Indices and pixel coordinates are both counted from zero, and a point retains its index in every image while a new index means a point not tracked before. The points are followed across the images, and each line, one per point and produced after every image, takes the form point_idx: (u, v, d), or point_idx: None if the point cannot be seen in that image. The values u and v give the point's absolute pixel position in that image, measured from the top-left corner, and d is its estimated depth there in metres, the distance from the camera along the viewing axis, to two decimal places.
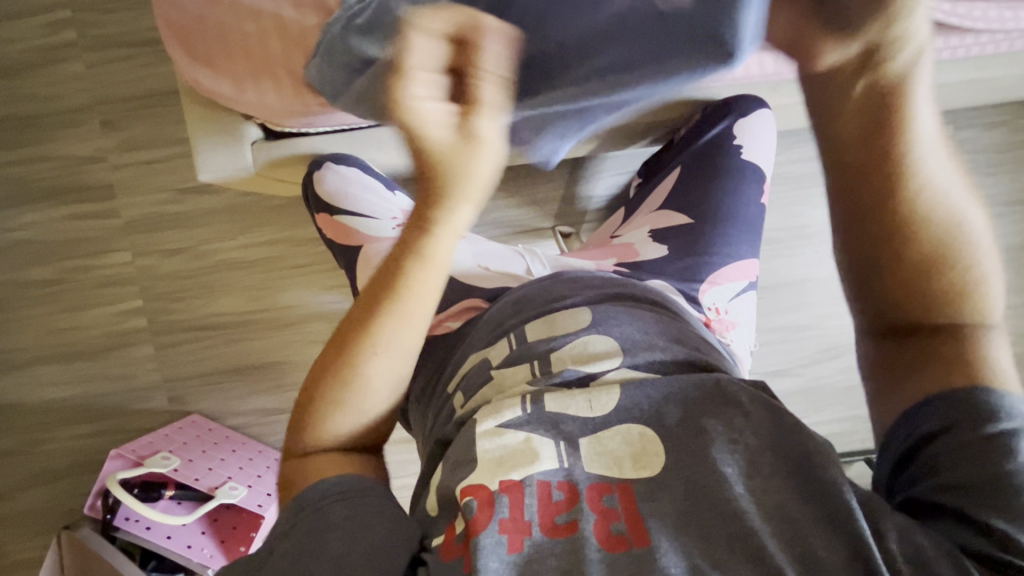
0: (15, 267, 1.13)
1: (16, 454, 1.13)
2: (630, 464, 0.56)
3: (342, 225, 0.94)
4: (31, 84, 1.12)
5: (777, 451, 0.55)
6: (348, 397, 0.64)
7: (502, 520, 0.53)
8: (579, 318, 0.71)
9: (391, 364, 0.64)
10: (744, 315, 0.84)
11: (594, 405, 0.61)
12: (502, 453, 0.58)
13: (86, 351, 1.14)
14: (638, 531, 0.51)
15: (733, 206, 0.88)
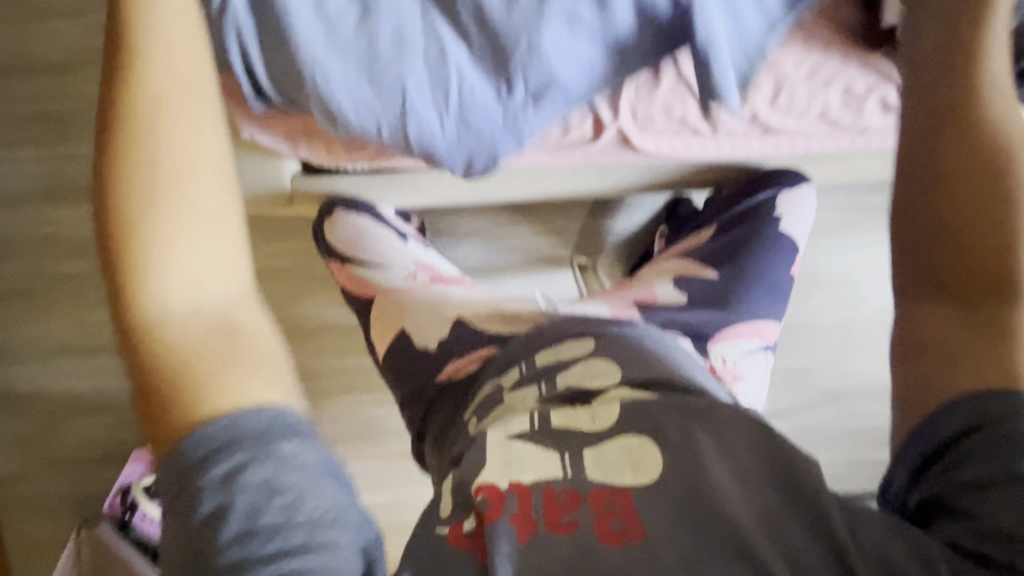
0: (45, 260, 1.17)
1: (39, 438, 1.20)
2: (630, 470, 0.50)
3: (356, 274, 0.83)
4: (69, 84, 1.14)
5: (765, 467, 0.50)
6: (155, 266, 0.46)
7: (513, 513, 0.48)
8: (587, 341, 0.62)
9: (198, 199, 0.48)
10: (757, 373, 0.69)
11: (597, 418, 0.54)
12: (511, 455, 0.52)
13: (109, 345, 1.19)
14: (633, 525, 0.48)
15: (765, 267, 0.73)
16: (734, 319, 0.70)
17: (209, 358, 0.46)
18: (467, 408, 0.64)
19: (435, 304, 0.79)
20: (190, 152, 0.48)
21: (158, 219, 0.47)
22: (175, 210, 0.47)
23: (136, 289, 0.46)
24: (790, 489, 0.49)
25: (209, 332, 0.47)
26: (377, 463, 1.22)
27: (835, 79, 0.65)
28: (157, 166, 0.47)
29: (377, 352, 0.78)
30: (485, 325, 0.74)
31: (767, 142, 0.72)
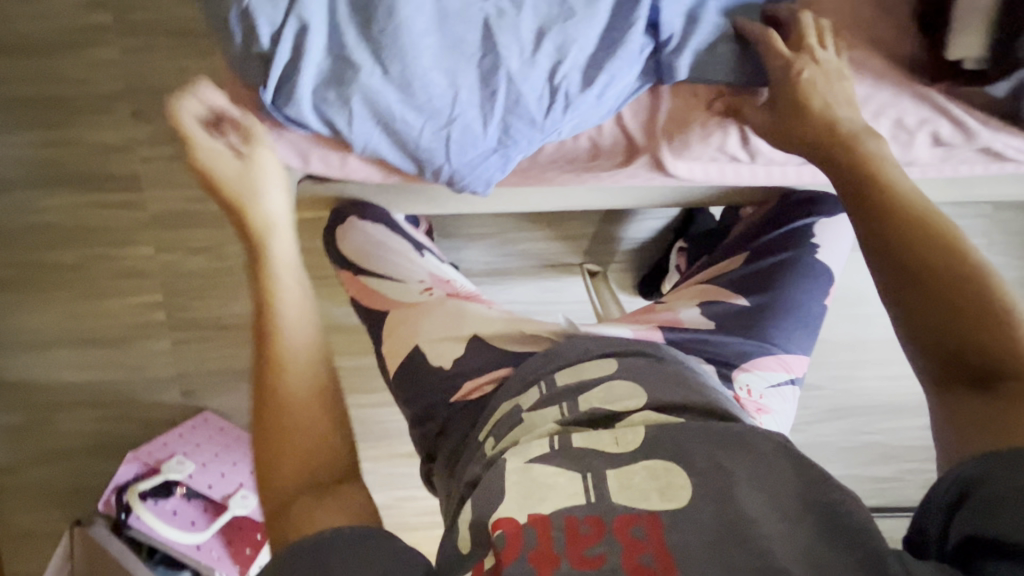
0: (37, 249, 1.13)
1: (31, 430, 1.18)
2: (657, 494, 0.48)
3: (368, 286, 0.76)
4: (61, 65, 1.08)
5: (801, 499, 0.47)
6: (277, 422, 0.51)
7: (532, 550, 0.46)
8: (609, 361, 0.61)
9: (302, 362, 0.54)
10: (785, 407, 0.65)
11: (620, 441, 0.53)
12: (530, 483, 0.51)
13: (104, 338, 1.16)
14: (665, 560, 0.44)
15: (798, 296, 0.69)
16: (766, 349, 0.66)
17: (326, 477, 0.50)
18: (483, 428, 0.62)
19: (449, 319, 0.72)
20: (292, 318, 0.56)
21: (278, 381, 0.53)
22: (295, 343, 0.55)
23: (265, 442, 0.51)
24: (828, 524, 0.45)
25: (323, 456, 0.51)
26: (378, 464, 1.21)
27: (886, 111, 0.62)
28: (275, 338, 0.54)
29: (386, 369, 0.72)
30: (502, 342, 0.69)
31: (805, 171, 0.69)
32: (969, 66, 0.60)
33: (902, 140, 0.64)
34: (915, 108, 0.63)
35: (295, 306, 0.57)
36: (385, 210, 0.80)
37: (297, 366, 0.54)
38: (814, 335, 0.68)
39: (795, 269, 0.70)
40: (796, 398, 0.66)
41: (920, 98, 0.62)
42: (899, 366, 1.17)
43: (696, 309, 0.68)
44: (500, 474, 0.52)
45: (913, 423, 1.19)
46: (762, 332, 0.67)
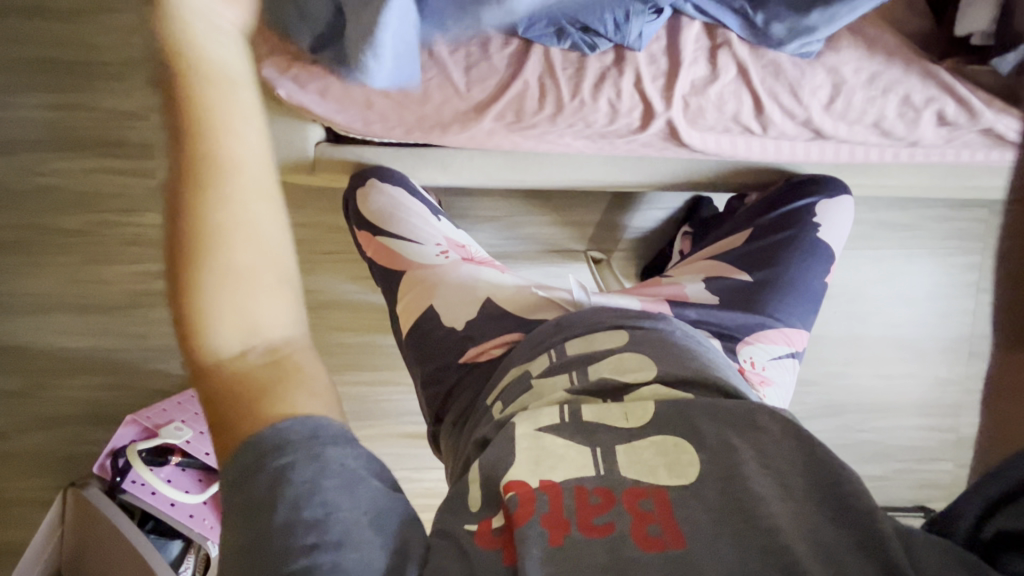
0: (44, 213, 1.13)
1: (26, 395, 1.17)
2: (664, 470, 0.49)
3: (384, 246, 0.77)
4: (82, 31, 1.09)
5: (805, 479, 0.48)
6: (216, 291, 0.37)
7: (543, 514, 0.46)
8: (619, 334, 0.62)
9: (263, 214, 0.38)
10: (786, 381, 0.66)
11: (630, 416, 0.54)
12: (540, 452, 0.51)
13: (106, 305, 1.16)
14: (672, 531, 0.45)
15: (800, 274, 0.71)
16: (769, 323, 0.67)
17: (273, 365, 0.40)
18: (491, 392, 0.62)
19: (463, 284, 0.73)
20: (241, 150, 0.37)
21: (221, 247, 0.37)
22: (239, 193, 0.37)
23: (196, 310, 0.37)
24: (833, 506, 0.46)
25: (270, 339, 0.40)
26: (375, 443, 1.22)
27: (893, 88, 0.61)
28: (216, 176, 0.36)
29: (400, 327, 0.74)
30: (518, 307, 0.70)
31: (815, 149, 0.68)
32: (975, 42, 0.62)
33: (908, 119, 0.62)
34: (922, 85, 0.61)
35: (251, 126, 0.37)
36: (403, 175, 0.80)
37: (261, 219, 0.38)
38: (815, 309, 0.70)
39: (798, 247, 0.72)
40: (797, 369, 0.67)
41: (926, 76, 0.61)
42: (894, 366, 1.19)
43: (701, 285, 0.70)
44: (510, 439, 0.53)
45: (905, 422, 1.21)
46: (765, 307, 0.68)
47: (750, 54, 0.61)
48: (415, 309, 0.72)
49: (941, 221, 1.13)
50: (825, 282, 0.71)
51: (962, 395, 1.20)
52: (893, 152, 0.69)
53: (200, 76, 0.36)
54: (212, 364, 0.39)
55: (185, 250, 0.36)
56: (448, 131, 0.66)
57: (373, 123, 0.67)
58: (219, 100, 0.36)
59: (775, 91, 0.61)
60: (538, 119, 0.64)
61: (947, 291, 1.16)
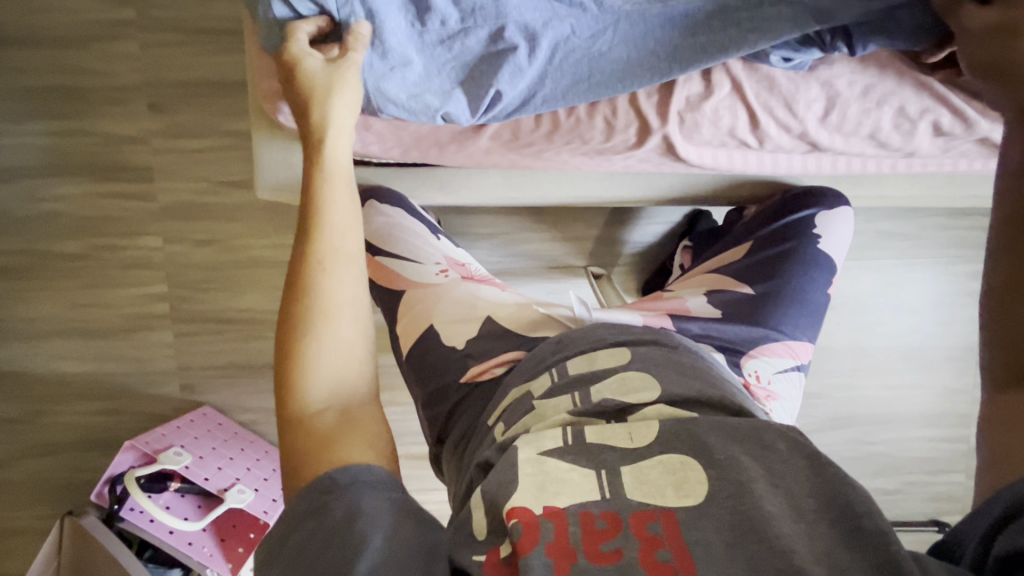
0: (45, 238, 1.13)
1: (24, 422, 1.16)
2: (672, 489, 0.48)
3: (383, 265, 0.77)
4: (82, 57, 1.10)
5: (817, 498, 0.46)
6: (312, 337, 0.52)
7: (549, 543, 0.45)
8: (620, 352, 0.61)
9: (349, 281, 0.55)
10: (793, 395, 0.65)
11: (634, 436, 0.53)
12: (543, 476, 0.50)
13: (106, 329, 1.16)
14: (683, 559, 0.44)
15: (802, 287, 0.70)
16: (772, 336, 0.66)
17: (336, 422, 0.51)
18: (493, 413, 0.61)
19: (462, 302, 0.73)
20: (348, 239, 0.56)
21: (317, 302, 0.53)
22: (337, 283, 0.54)
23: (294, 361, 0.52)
24: (847, 525, 0.44)
25: (341, 394, 0.52)
26: None
27: (888, 101, 0.61)
28: (322, 256, 0.55)
29: (400, 348, 0.73)
30: (517, 325, 0.69)
31: (812, 159, 0.68)
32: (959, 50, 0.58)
33: (903, 130, 0.62)
34: (917, 97, 0.60)
35: (348, 238, 0.56)
36: (403, 198, 0.80)
37: (347, 284, 0.55)
38: (817, 321, 0.70)
39: (798, 260, 0.71)
40: (801, 385, 0.66)
41: (920, 87, 0.60)
42: (900, 376, 1.18)
43: (703, 298, 0.70)
44: (513, 464, 0.52)
45: (914, 434, 1.19)
46: (768, 322, 0.67)
47: (744, 70, 0.60)
48: (415, 328, 0.72)
49: (941, 229, 1.13)
50: (827, 294, 0.71)
51: (971, 405, 1.18)
52: (891, 161, 0.68)
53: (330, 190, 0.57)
54: (298, 404, 0.51)
55: (297, 308, 0.54)
56: (445, 149, 0.67)
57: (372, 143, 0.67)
58: (333, 220, 0.56)
59: (770, 105, 0.61)
60: (535, 137, 0.65)
61: (949, 299, 1.16)
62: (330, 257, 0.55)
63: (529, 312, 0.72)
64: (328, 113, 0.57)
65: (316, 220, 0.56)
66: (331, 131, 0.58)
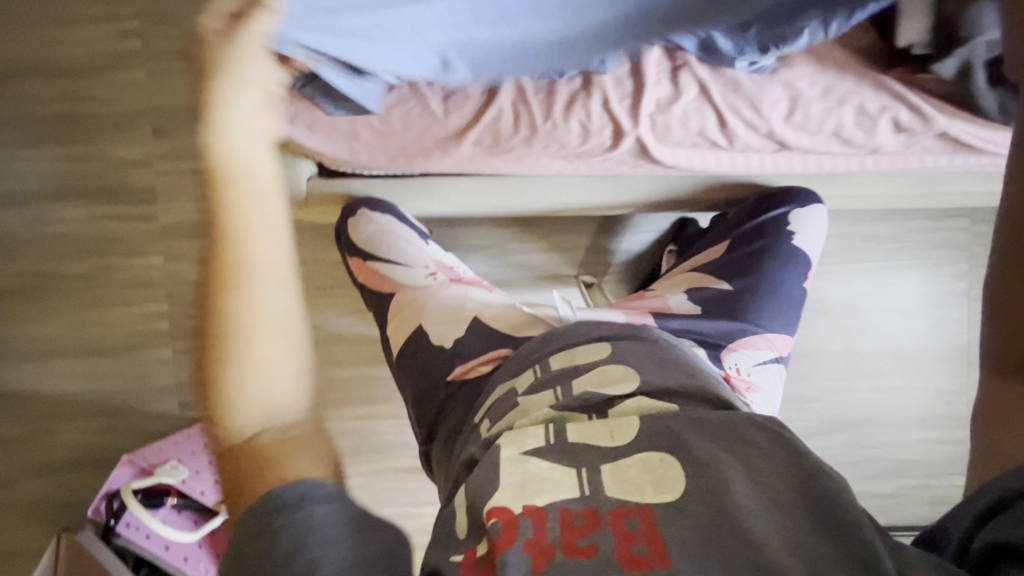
0: (49, 260, 1.16)
1: (24, 442, 1.17)
2: (650, 487, 0.49)
3: (374, 271, 0.80)
4: (89, 86, 1.14)
5: (795, 492, 0.47)
6: (233, 368, 0.42)
7: (526, 541, 0.46)
8: (600, 348, 0.64)
9: (274, 304, 0.43)
10: (771, 385, 0.67)
11: (615, 434, 0.54)
12: (525, 476, 0.51)
13: (106, 348, 1.17)
14: (659, 552, 0.44)
15: (779, 281, 0.73)
16: (751, 329, 0.69)
17: (274, 443, 0.44)
18: (479, 410, 0.63)
19: (451, 304, 0.75)
20: (260, 243, 0.42)
21: (233, 329, 0.42)
22: (254, 304, 0.42)
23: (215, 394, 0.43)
24: (824, 518, 0.44)
25: (275, 419, 0.44)
26: (373, 478, 1.21)
27: (848, 99, 0.63)
28: (230, 270, 0.41)
29: (391, 352, 0.75)
30: (504, 325, 0.72)
31: (781, 158, 0.70)
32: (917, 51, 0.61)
33: (866, 127, 0.64)
34: (876, 95, 0.62)
35: (263, 242, 0.42)
36: (391, 205, 0.82)
37: (272, 310, 0.43)
38: (795, 314, 0.72)
39: (775, 256, 0.74)
40: (781, 376, 0.68)
41: (878, 86, 0.62)
42: (893, 379, 1.18)
43: (682, 296, 0.73)
44: (495, 466, 0.53)
45: (911, 437, 1.19)
46: (747, 314, 0.70)
47: (710, 74, 0.64)
48: (406, 330, 0.74)
49: (925, 232, 1.15)
50: (805, 287, 0.74)
51: (967, 406, 1.18)
52: (861, 159, 0.70)
53: (228, 194, 0.42)
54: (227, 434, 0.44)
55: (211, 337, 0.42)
56: (430, 156, 0.70)
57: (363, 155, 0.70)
58: (241, 220, 0.42)
59: (737, 106, 0.64)
60: (515, 142, 0.68)
61: (938, 301, 1.17)
62: (241, 278, 0.41)
63: (516, 311, 0.75)
64: (225, 86, 0.43)
65: (218, 225, 0.41)
66: (224, 107, 0.43)
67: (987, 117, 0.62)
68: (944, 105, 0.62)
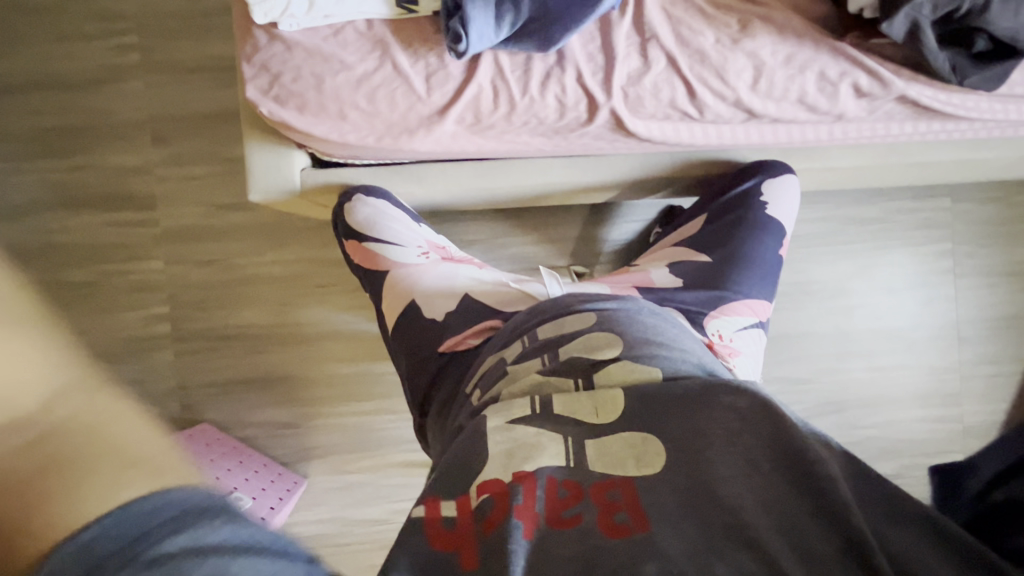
0: (53, 268, 1.19)
1: None
2: (633, 462, 0.51)
3: (370, 251, 0.86)
4: (91, 98, 1.17)
5: (772, 450, 0.47)
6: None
7: (518, 506, 0.47)
8: (587, 317, 0.67)
9: None
10: (750, 350, 0.78)
11: (600, 412, 0.56)
12: (511, 445, 0.53)
13: (110, 352, 1.20)
14: (638, 516, 0.46)
15: (754, 251, 0.84)
16: (731, 296, 0.79)
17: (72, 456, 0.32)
18: (470, 380, 0.68)
19: (444, 282, 0.83)
20: None
21: None
22: None
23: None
24: (796, 477, 0.45)
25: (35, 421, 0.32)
26: (375, 473, 1.22)
27: (809, 66, 0.65)
28: None
29: (387, 325, 0.84)
30: (491, 299, 0.79)
31: (751, 128, 0.72)
32: (869, 15, 0.63)
33: (828, 92, 0.66)
34: (834, 61, 0.65)
35: None
36: (386, 191, 0.84)
37: None
38: (770, 280, 0.83)
39: (748, 226, 0.83)
40: (762, 339, 0.80)
41: (836, 51, 0.65)
42: (886, 358, 1.19)
43: (665, 271, 0.82)
44: (482, 437, 0.55)
45: (906, 415, 1.19)
46: (727, 283, 0.80)
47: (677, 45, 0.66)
48: (401, 307, 0.82)
49: (907, 212, 1.17)
50: (778, 254, 0.85)
51: (960, 382, 1.19)
52: (826, 131, 0.72)
53: None
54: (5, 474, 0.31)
55: None
56: (414, 136, 0.69)
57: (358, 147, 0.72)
58: None
59: (704, 76, 0.66)
60: (495, 119, 0.69)
61: (925, 279, 1.18)
62: None
63: (501, 286, 0.82)
64: None
65: None
66: None
67: (943, 79, 0.65)
68: (900, 69, 0.66)
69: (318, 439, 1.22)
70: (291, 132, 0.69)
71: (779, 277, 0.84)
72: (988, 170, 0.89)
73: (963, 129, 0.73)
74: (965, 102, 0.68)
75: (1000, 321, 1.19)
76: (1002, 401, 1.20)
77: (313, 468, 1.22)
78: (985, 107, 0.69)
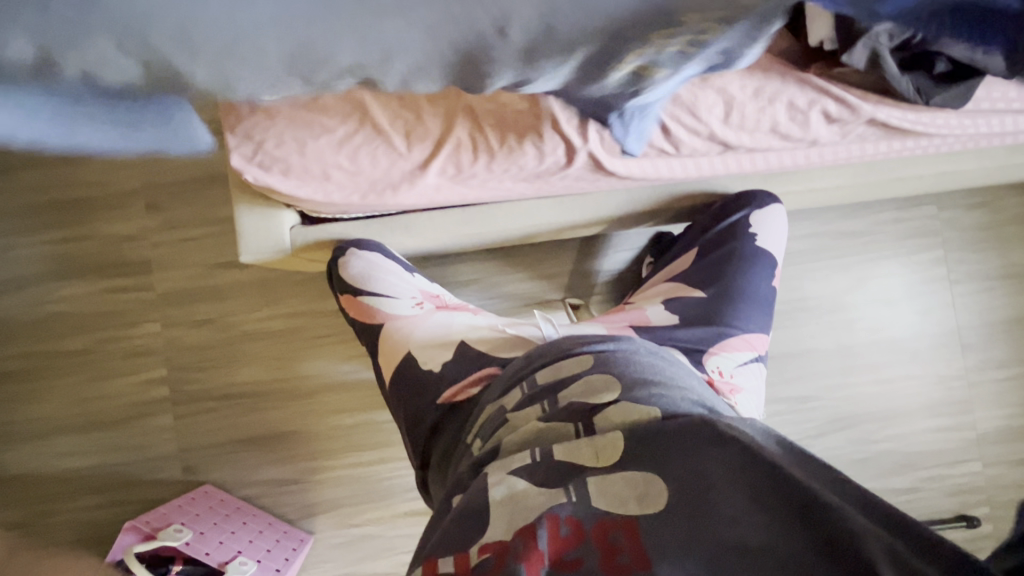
0: (50, 338, 1.19)
1: (28, 525, 1.16)
2: (634, 501, 0.50)
3: (364, 305, 0.87)
4: (85, 171, 1.20)
5: (772, 483, 0.46)
6: None
7: (520, 554, 0.45)
8: (584, 359, 0.67)
9: None
10: (749, 384, 0.79)
11: (601, 455, 0.55)
12: (514, 503, 0.51)
13: (108, 420, 1.18)
14: (640, 558, 0.45)
15: (746, 284, 0.85)
16: (729, 332, 0.81)
17: None
18: (471, 429, 0.67)
19: (441, 329, 0.84)
20: None
21: None
22: None
23: None
24: (799, 510, 0.44)
25: None
26: (382, 525, 1.19)
27: (778, 97, 0.65)
28: None
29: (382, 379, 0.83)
30: (486, 347, 0.80)
31: (729, 159, 0.73)
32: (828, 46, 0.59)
33: (800, 120, 0.67)
34: (802, 91, 0.65)
35: None
36: (378, 245, 0.85)
37: None
38: (763, 313, 0.85)
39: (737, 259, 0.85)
40: (762, 373, 0.82)
41: (804, 82, 0.64)
42: (891, 370, 1.18)
43: (661, 308, 0.83)
44: (482, 488, 0.54)
45: (918, 427, 1.17)
46: (724, 319, 0.82)
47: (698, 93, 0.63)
48: (398, 357, 0.82)
49: (895, 222, 1.18)
50: (771, 285, 0.86)
51: (968, 390, 1.18)
52: (802, 154, 0.74)
53: None
54: None
55: None
56: (398, 190, 0.70)
57: (366, 207, 0.74)
58: None
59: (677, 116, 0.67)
60: (475, 169, 0.69)
61: (922, 288, 1.18)
62: None
63: (495, 331, 0.83)
64: None
65: None
66: None
67: (910, 100, 0.66)
68: (867, 95, 0.66)
69: (323, 493, 1.20)
70: (298, 195, 0.69)
71: (773, 309, 0.86)
72: (965, 179, 0.90)
73: (936, 142, 0.75)
74: (934, 120, 0.69)
75: (999, 325, 1.18)
76: (1012, 405, 1.18)
77: (319, 525, 1.19)
78: (954, 123, 0.71)
